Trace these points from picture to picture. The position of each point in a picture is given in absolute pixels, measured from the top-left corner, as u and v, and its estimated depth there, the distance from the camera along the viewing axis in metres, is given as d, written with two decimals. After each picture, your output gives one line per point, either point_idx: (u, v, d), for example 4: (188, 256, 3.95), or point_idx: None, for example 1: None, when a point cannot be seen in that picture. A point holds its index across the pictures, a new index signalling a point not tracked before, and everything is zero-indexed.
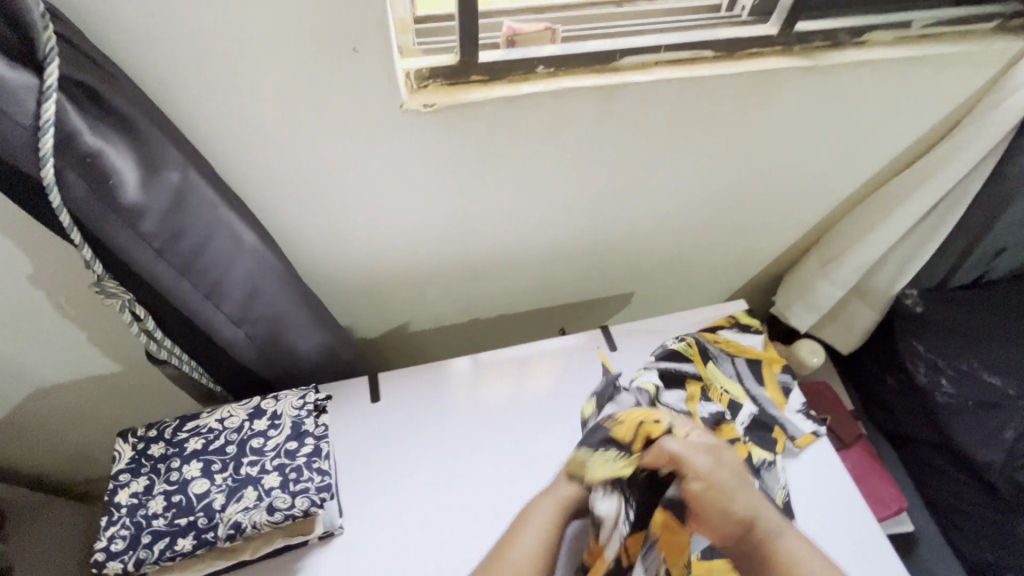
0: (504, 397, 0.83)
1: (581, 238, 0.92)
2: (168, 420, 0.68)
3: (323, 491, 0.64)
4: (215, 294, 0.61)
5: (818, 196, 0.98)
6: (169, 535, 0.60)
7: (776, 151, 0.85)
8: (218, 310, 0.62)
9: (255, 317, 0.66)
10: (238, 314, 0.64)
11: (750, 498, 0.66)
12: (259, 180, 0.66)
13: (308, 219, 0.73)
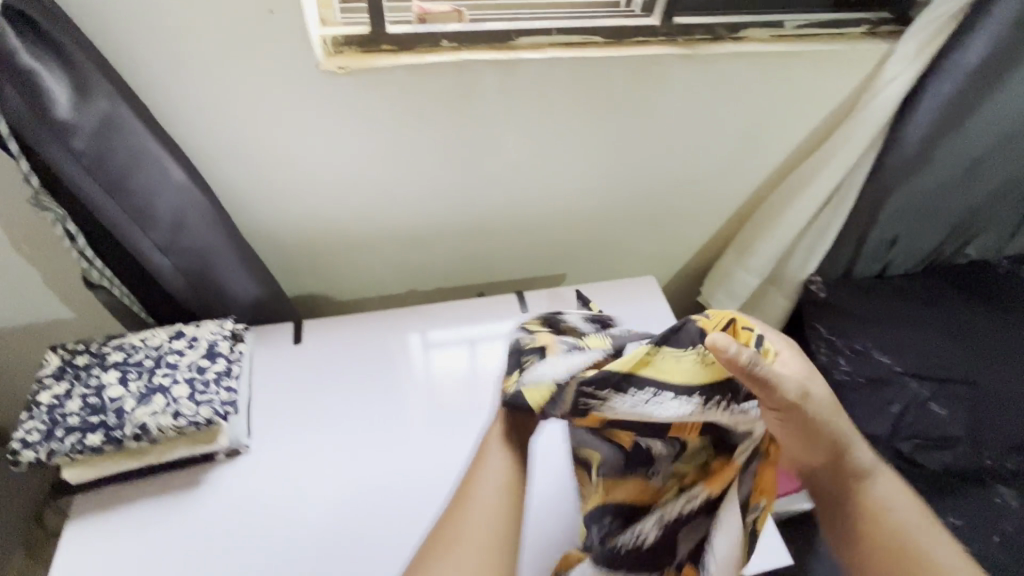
0: (457, 379, 0.87)
1: (503, 211, 1.01)
2: (98, 338, 0.76)
3: (227, 404, 0.71)
4: (143, 220, 0.68)
5: (723, 183, 1.08)
6: (80, 431, 0.67)
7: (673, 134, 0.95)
8: (145, 236, 0.69)
9: (183, 249, 0.73)
10: (166, 244, 0.71)
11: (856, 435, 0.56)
12: (196, 129, 0.75)
13: (242, 170, 0.82)
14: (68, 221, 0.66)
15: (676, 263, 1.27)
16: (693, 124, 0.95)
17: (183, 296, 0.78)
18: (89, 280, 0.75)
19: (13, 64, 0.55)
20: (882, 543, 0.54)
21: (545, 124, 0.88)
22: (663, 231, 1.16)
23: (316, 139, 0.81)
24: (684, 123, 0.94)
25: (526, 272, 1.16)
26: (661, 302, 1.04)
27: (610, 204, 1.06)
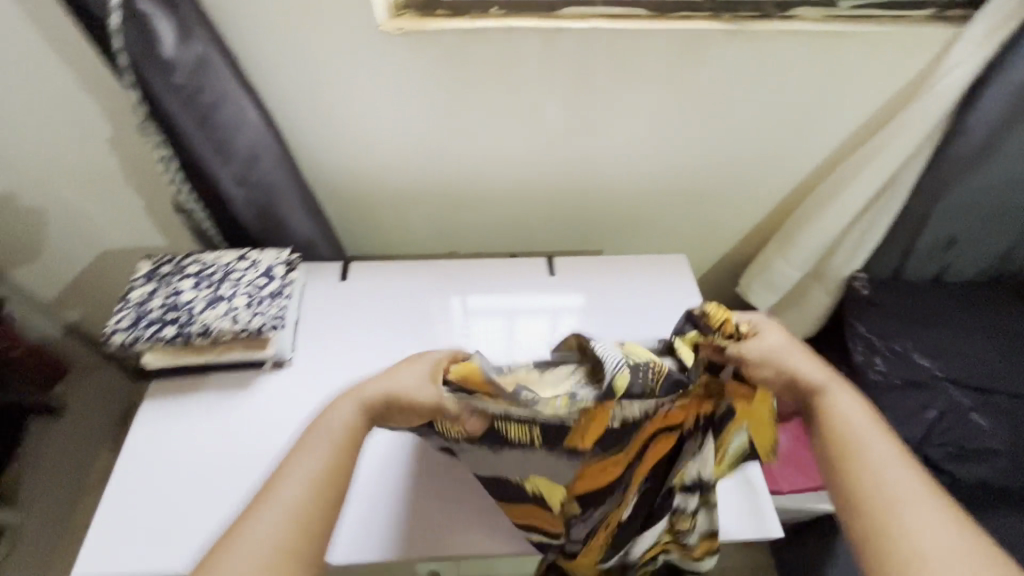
0: (492, 344, 0.92)
1: (542, 179, 1.06)
2: (180, 254, 0.89)
3: (277, 318, 0.82)
4: (224, 151, 0.81)
5: (765, 167, 1.07)
6: (159, 324, 0.80)
7: (714, 111, 0.96)
8: (225, 167, 0.82)
9: (254, 182, 0.86)
10: (241, 175, 0.84)
11: (802, 365, 0.66)
12: (276, 80, 0.87)
13: (311, 120, 0.93)
14: (167, 147, 0.79)
15: (715, 251, 1.27)
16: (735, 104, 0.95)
17: (252, 224, 0.90)
18: (179, 204, 0.88)
19: (135, 9, 0.69)
20: (839, 447, 0.61)
21: (584, 94, 0.92)
22: (701, 215, 1.17)
23: (374, 95, 0.90)
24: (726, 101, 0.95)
25: (562, 244, 1.20)
26: (689, 281, 1.05)
27: (647, 182, 1.08)
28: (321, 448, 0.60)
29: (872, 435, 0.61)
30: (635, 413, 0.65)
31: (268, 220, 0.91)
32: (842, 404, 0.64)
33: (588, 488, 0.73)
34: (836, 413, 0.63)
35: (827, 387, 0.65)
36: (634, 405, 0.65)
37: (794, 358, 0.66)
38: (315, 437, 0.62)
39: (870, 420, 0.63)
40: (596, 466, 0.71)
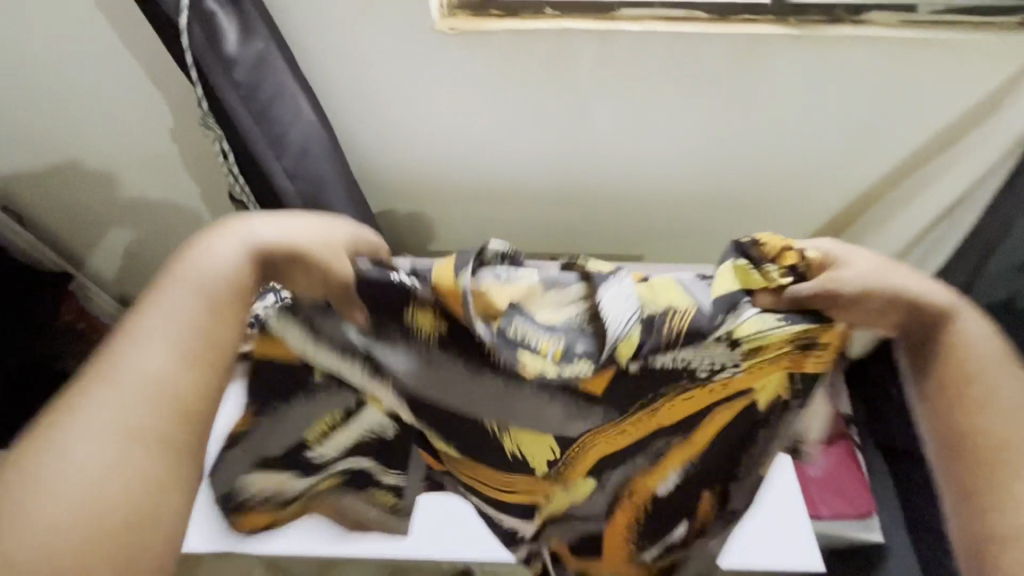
0: None
1: (587, 183, 1.05)
2: None
3: None
4: (278, 146, 0.82)
5: (825, 180, 1.02)
6: None
7: (773, 119, 0.92)
8: (279, 161, 0.83)
9: (305, 177, 0.86)
10: (294, 170, 0.84)
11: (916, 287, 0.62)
12: (332, 76, 0.89)
13: (362, 117, 0.95)
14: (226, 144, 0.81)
15: None
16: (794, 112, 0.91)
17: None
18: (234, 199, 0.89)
19: (201, 8, 0.72)
20: (960, 373, 0.60)
21: (636, 98, 0.90)
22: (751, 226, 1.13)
23: (425, 93, 0.91)
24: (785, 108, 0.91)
25: (603, 251, 1.18)
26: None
27: (696, 190, 1.05)
28: (193, 292, 0.52)
29: (988, 345, 0.61)
30: (666, 367, 0.65)
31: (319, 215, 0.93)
32: (970, 325, 0.62)
33: (632, 459, 0.76)
34: (961, 338, 0.61)
35: (950, 312, 0.62)
36: (662, 356, 0.65)
37: (910, 282, 0.62)
38: (185, 278, 0.53)
39: (996, 347, 0.61)
40: (635, 433, 0.73)
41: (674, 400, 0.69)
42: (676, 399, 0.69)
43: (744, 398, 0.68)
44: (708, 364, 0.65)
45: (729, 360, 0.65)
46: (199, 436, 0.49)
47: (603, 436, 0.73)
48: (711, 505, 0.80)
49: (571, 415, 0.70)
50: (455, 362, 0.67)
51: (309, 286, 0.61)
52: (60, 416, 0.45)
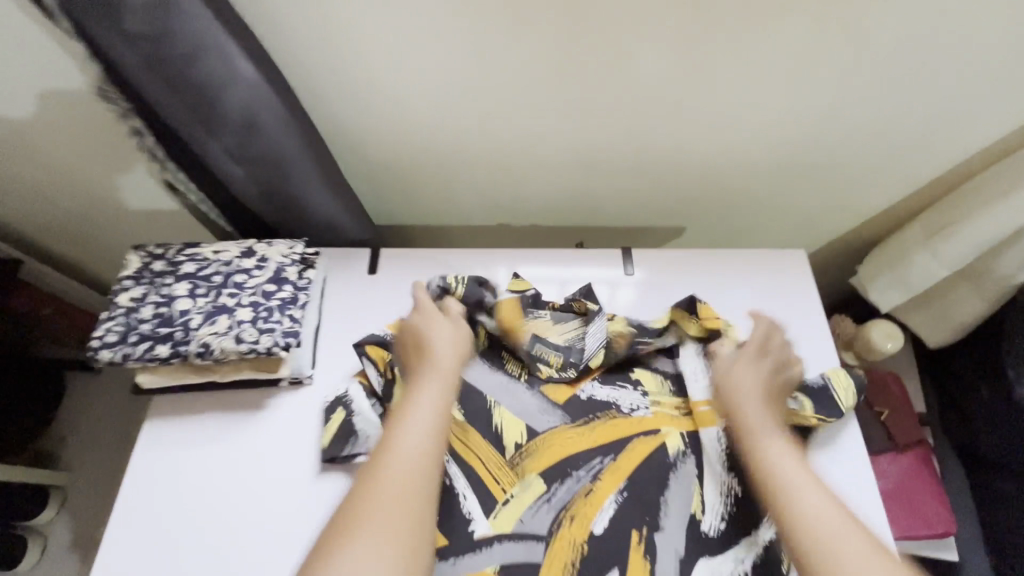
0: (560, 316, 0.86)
1: (622, 147, 0.84)
2: (175, 243, 0.73)
3: (289, 336, 0.67)
4: (208, 121, 0.62)
5: (925, 129, 0.82)
6: (151, 339, 0.66)
7: (876, 55, 0.70)
8: (213, 139, 0.64)
9: (255, 157, 0.67)
10: (236, 149, 0.66)
11: (757, 373, 0.72)
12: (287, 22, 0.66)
13: (335, 76, 0.73)
14: (140, 105, 0.62)
15: (825, 231, 1.03)
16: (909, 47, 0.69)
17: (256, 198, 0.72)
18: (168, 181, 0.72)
19: None
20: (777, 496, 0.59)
21: (697, 39, 0.68)
22: (817, 189, 0.93)
23: (416, 43, 0.69)
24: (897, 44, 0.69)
25: (636, 220, 1.01)
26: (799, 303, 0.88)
27: (755, 151, 0.85)
28: (444, 386, 0.66)
29: (797, 472, 0.61)
30: (601, 399, 0.78)
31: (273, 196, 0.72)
32: (770, 448, 0.64)
33: (574, 475, 0.72)
34: (763, 450, 0.64)
35: (761, 428, 0.66)
36: (603, 388, 0.79)
37: (747, 380, 0.71)
38: (438, 364, 0.68)
39: (807, 474, 0.61)
40: (579, 448, 0.73)
41: (607, 425, 0.75)
42: (610, 424, 0.75)
43: (652, 439, 0.74)
44: (632, 402, 0.77)
45: (643, 402, 0.77)
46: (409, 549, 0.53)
47: (555, 444, 0.74)
48: (642, 560, 0.67)
49: (545, 408, 0.76)
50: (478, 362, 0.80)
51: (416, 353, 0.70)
52: (355, 517, 0.54)
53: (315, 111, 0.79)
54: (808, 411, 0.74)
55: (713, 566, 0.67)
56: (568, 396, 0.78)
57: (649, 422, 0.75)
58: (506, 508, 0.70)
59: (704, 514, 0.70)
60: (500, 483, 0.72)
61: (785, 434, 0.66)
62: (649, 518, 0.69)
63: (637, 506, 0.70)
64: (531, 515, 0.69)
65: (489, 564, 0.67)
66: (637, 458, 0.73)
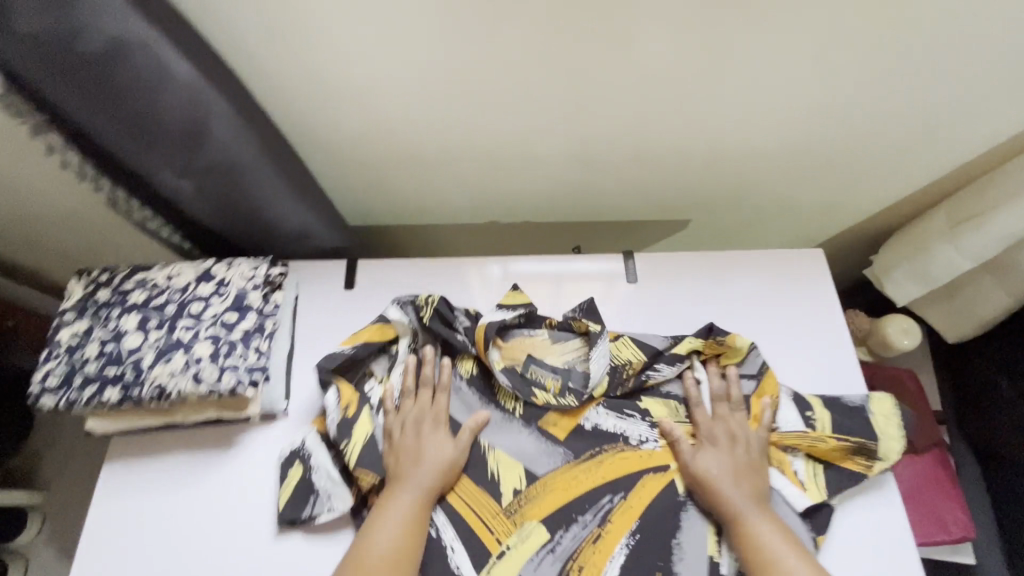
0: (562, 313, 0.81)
1: (622, 140, 0.77)
2: (122, 267, 0.64)
3: (255, 372, 0.59)
4: (142, 131, 0.56)
5: (957, 117, 0.73)
6: (98, 383, 0.58)
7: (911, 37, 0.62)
8: (153, 156, 0.59)
9: (204, 166, 0.61)
10: (179, 163, 0.60)
11: (723, 450, 0.68)
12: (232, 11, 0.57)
13: (295, 71, 0.64)
14: (59, 109, 0.54)
15: (844, 222, 0.96)
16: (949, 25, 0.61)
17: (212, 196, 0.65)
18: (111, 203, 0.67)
19: None
20: None
21: (707, 20, 0.59)
22: (836, 179, 0.85)
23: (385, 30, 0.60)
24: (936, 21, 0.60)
25: (635, 214, 0.95)
26: (811, 304, 0.82)
27: (771, 141, 0.77)
28: (422, 494, 0.63)
29: (779, 554, 0.61)
30: (607, 430, 0.72)
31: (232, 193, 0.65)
32: (755, 529, 0.63)
33: (578, 520, 0.66)
34: (751, 542, 0.62)
35: (740, 514, 0.64)
36: (609, 417, 0.72)
37: (715, 464, 0.67)
38: (419, 476, 0.64)
39: (787, 546, 0.61)
40: (583, 488, 0.68)
41: (613, 462, 0.70)
42: (616, 460, 0.70)
43: (663, 475, 0.69)
44: (640, 434, 0.72)
45: (652, 434, 0.72)
46: None
47: (557, 486, 0.68)
48: None
49: (545, 448, 0.70)
50: (469, 396, 0.73)
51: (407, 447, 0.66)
52: None
53: (279, 109, 0.70)
54: (825, 431, 0.70)
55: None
56: (571, 429, 0.72)
57: (659, 458, 0.70)
58: (504, 560, 0.64)
59: (721, 556, 0.65)
60: (496, 534, 0.66)
61: (763, 508, 0.65)
62: (662, 563, 0.64)
63: (647, 551, 0.65)
64: (532, 569, 0.64)
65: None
66: (648, 497, 0.67)
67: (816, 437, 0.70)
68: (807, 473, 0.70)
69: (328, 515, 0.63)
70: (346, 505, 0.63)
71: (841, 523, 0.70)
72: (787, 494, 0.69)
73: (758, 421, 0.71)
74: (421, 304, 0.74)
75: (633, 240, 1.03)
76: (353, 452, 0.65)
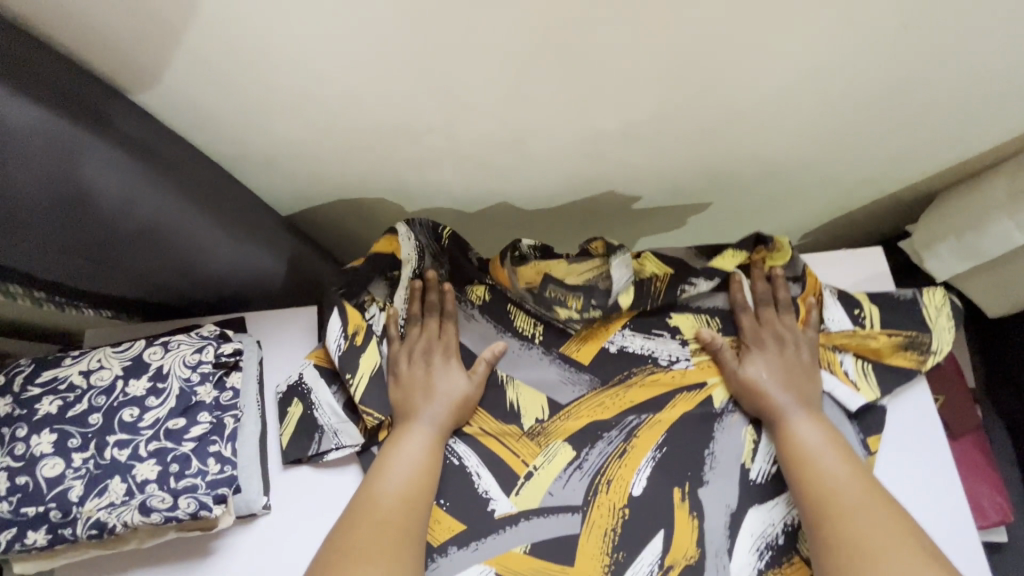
0: None
1: (637, 126, 0.63)
2: (22, 365, 0.50)
3: (218, 488, 0.47)
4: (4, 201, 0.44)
5: None
6: (15, 526, 0.45)
7: None
8: (28, 227, 0.48)
9: (102, 218, 0.49)
10: (65, 223, 0.48)
11: (770, 350, 0.61)
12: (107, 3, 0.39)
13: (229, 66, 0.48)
14: None
15: (880, 192, 0.85)
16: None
17: (113, 255, 0.54)
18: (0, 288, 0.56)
19: None
20: (813, 487, 0.53)
21: None
22: (889, 150, 0.73)
23: (346, 15, 0.43)
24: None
25: (651, 203, 0.81)
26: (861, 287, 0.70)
27: (816, 116, 0.64)
28: (438, 433, 0.56)
29: (823, 452, 0.55)
30: (634, 352, 0.63)
31: (147, 240, 0.53)
32: (802, 429, 0.57)
33: (605, 437, 0.59)
34: (797, 441, 0.56)
35: (788, 413, 0.58)
36: (636, 338, 0.64)
37: (764, 363, 0.60)
38: (433, 409, 0.57)
39: (835, 446, 0.55)
40: (612, 409, 0.61)
41: (644, 382, 0.62)
42: (646, 380, 0.62)
43: (698, 392, 0.62)
44: (671, 353, 0.63)
45: (683, 352, 0.63)
46: (396, 545, 0.49)
47: (583, 409, 0.61)
48: (689, 520, 0.56)
49: (569, 377, 0.62)
50: (484, 326, 0.64)
51: (419, 380, 0.58)
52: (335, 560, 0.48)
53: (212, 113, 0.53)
54: (875, 327, 0.64)
55: (766, 514, 0.56)
56: (595, 352, 0.63)
57: (692, 376, 0.62)
58: (531, 481, 0.57)
59: (754, 462, 0.58)
60: (520, 455, 0.58)
61: (814, 409, 0.58)
62: (692, 472, 0.58)
63: (677, 462, 0.58)
64: (562, 487, 0.57)
65: (519, 544, 0.55)
66: (679, 414, 0.60)
67: (866, 335, 0.64)
68: (857, 372, 0.64)
69: (340, 450, 0.56)
70: (356, 441, 0.57)
71: (894, 424, 0.63)
72: (837, 395, 0.63)
73: (806, 321, 0.64)
74: (439, 232, 0.64)
75: (641, 230, 0.90)
76: (360, 385, 0.58)
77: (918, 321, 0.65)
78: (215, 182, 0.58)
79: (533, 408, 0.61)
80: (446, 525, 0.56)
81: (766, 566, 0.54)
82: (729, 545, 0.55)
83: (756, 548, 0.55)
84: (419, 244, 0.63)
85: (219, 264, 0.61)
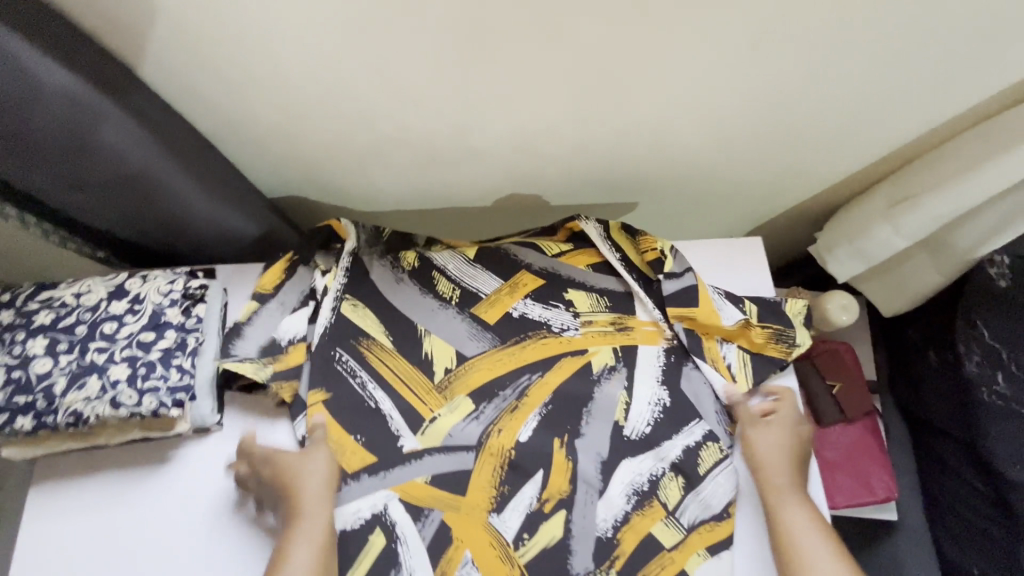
0: None
1: (556, 128, 0.74)
2: (24, 286, 0.61)
3: (177, 393, 0.57)
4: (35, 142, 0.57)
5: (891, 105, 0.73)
6: (8, 412, 0.55)
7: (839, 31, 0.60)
8: (47, 168, 0.60)
9: (106, 168, 0.62)
10: (76, 168, 0.61)
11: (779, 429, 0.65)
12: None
13: (218, 41, 0.58)
14: None
15: (788, 201, 0.96)
16: (918, 6, 0.58)
17: (110, 200, 0.66)
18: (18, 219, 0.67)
19: None
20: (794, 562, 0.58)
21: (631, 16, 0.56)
22: (784, 161, 0.85)
23: (307, 15, 0.55)
24: (902, 3, 0.57)
25: (583, 199, 0.92)
26: (760, 277, 0.74)
27: (710, 128, 0.76)
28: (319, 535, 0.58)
29: (810, 534, 0.59)
30: (533, 319, 0.71)
31: (140, 191, 0.65)
32: (792, 511, 0.61)
33: (501, 394, 0.67)
34: (784, 521, 0.60)
35: (781, 493, 0.62)
36: (536, 307, 0.71)
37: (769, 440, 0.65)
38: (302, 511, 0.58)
39: (818, 528, 0.60)
40: (507, 368, 0.68)
41: (538, 344, 0.69)
42: (540, 344, 0.69)
43: (579, 357, 0.69)
44: (563, 322, 0.70)
45: (574, 322, 0.70)
46: None
47: (484, 364, 0.68)
48: (565, 465, 0.64)
49: (475, 332, 0.70)
50: (410, 288, 0.72)
51: (287, 478, 0.60)
52: None
53: (199, 83, 0.64)
54: (753, 321, 0.70)
55: (635, 466, 0.64)
56: (501, 314, 0.71)
57: (578, 342, 0.69)
58: (435, 424, 0.65)
59: (627, 421, 0.66)
60: (427, 403, 0.66)
61: (802, 492, 0.62)
62: (571, 426, 0.66)
63: (561, 417, 0.66)
64: (461, 429, 0.65)
65: (420, 475, 0.63)
66: (565, 375, 0.68)
67: (745, 328, 0.69)
68: (739, 364, 0.69)
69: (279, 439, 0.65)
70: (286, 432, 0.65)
71: None
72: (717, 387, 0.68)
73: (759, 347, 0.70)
74: (380, 233, 0.76)
75: None
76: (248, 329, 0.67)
77: (784, 317, 0.71)
78: (200, 148, 0.70)
79: (444, 359, 0.68)
80: (359, 456, 0.63)
81: (631, 508, 0.63)
82: (602, 486, 0.63)
83: (625, 493, 0.63)
84: (359, 234, 0.74)
85: (196, 221, 0.72)
